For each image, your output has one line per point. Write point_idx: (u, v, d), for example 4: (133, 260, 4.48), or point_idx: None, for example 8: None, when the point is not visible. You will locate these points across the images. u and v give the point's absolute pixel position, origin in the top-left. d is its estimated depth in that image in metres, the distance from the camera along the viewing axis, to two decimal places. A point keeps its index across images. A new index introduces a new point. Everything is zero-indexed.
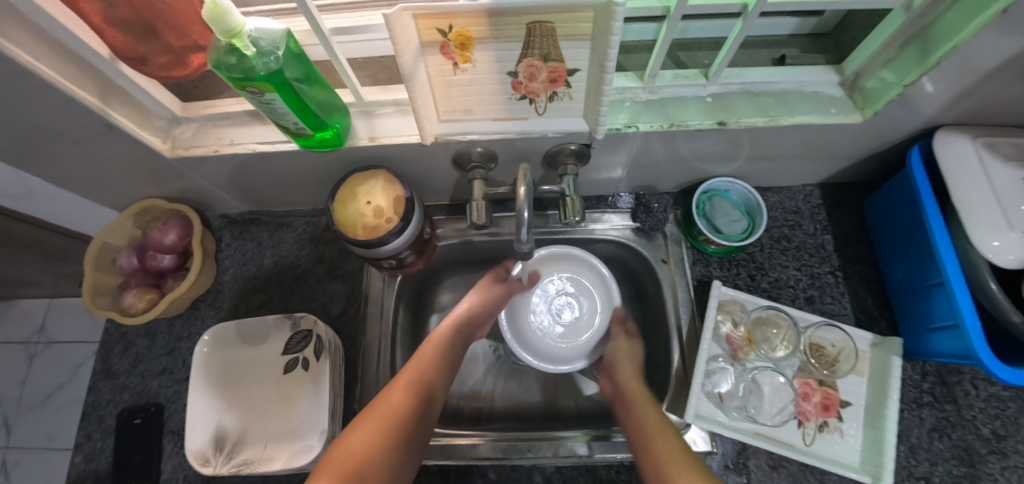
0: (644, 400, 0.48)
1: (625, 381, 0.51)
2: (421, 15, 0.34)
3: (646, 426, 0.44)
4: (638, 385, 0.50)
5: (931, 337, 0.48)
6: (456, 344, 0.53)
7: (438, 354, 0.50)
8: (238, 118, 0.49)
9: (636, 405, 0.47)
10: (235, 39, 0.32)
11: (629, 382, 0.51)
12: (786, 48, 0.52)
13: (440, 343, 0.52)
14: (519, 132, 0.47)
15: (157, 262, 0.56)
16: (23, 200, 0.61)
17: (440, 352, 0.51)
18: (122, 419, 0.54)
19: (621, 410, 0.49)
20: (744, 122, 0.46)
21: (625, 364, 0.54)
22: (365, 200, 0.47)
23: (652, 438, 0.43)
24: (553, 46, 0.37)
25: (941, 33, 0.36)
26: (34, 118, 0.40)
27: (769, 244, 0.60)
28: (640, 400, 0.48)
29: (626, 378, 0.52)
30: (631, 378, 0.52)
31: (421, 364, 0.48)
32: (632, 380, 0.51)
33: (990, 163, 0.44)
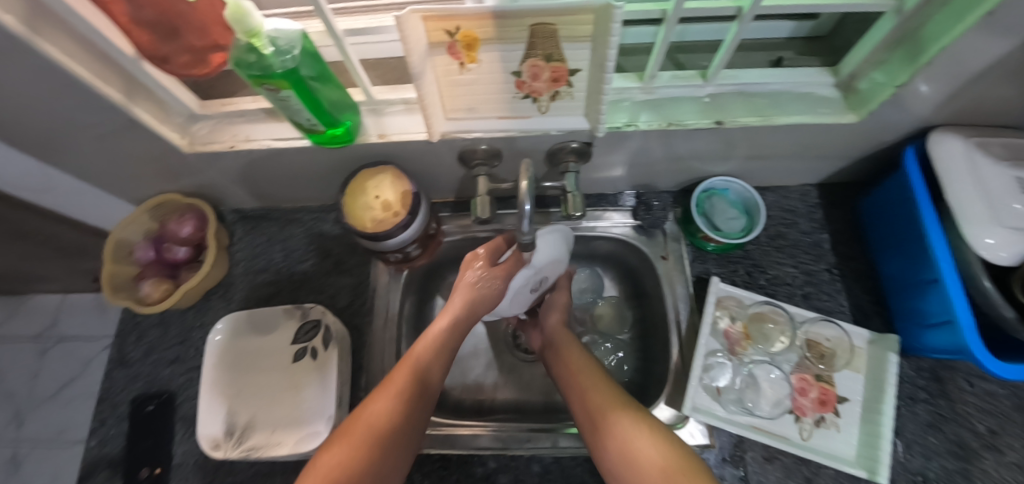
0: (572, 348, 0.53)
1: (554, 334, 0.57)
2: (429, 17, 0.36)
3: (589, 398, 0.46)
4: (564, 333, 0.56)
5: (925, 333, 0.49)
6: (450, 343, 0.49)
7: (432, 354, 0.47)
8: (253, 115, 0.51)
9: (564, 351, 0.53)
10: (255, 39, 0.34)
11: (557, 334, 0.56)
12: (782, 51, 0.54)
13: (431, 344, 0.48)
14: (523, 130, 0.49)
15: (173, 254, 0.59)
16: (45, 194, 0.64)
17: (431, 358, 0.47)
18: (136, 406, 0.56)
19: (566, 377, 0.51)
20: (739, 121, 0.47)
21: (552, 317, 0.59)
22: (373, 194, 0.49)
23: (583, 383, 0.48)
24: (555, 46, 0.39)
25: (930, 35, 0.38)
26: (62, 113, 0.43)
27: (766, 243, 0.61)
28: (568, 349, 0.53)
29: (552, 331, 0.57)
30: (558, 330, 0.57)
31: (411, 369, 0.45)
32: (558, 331, 0.57)
33: (982, 162, 0.45)
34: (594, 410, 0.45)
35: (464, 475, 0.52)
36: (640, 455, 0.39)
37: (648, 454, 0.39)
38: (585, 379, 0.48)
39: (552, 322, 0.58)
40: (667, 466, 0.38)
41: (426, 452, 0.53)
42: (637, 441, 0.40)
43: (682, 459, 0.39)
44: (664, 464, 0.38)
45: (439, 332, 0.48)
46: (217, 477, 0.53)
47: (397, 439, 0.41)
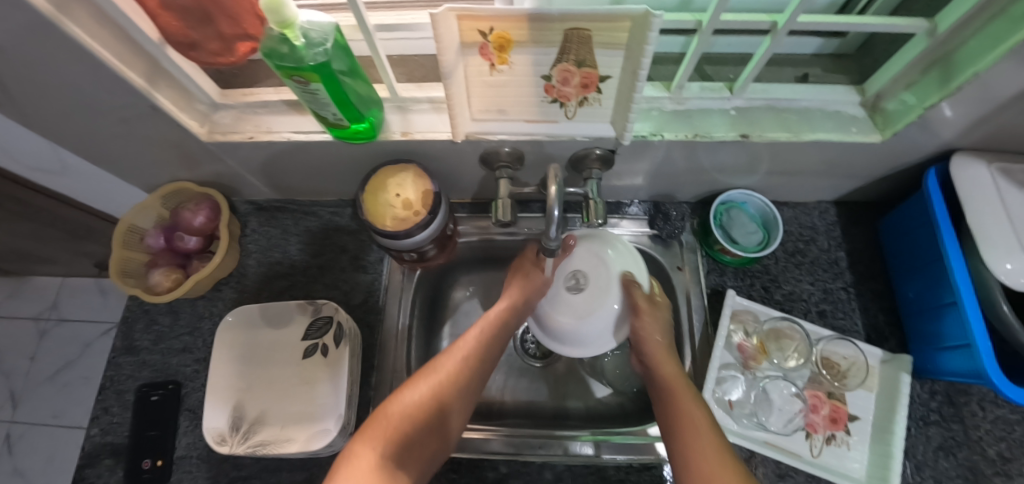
0: (682, 387, 0.45)
1: (661, 366, 0.48)
2: (464, 16, 0.36)
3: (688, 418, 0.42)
4: (675, 372, 0.47)
5: (941, 355, 0.49)
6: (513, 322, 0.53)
7: (490, 334, 0.50)
8: (275, 106, 0.51)
9: (674, 391, 0.45)
10: (288, 30, 0.34)
11: (665, 368, 0.48)
12: (809, 68, 0.54)
13: (497, 319, 0.51)
14: (550, 135, 0.49)
15: (183, 244, 0.57)
16: (57, 176, 0.63)
17: (494, 335, 0.50)
18: (140, 395, 0.55)
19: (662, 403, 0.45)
20: (767, 136, 0.47)
21: (655, 342, 0.50)
22: (394, 192, 0.48)
23: (688, 431, 0.40)
24: (589, 53, 0.39)
25: (964, 59, 0.38)
26: (83, 95, 0.42)
27: (784, 258, 0.61)
28: (678, 389, 0.45)
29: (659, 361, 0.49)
30: (665, 362, 0.49)
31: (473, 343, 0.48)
32: (668, 364, 0.48)
33: (1006, 189, 0.45)
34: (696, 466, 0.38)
35: (474, 479, 0.52)
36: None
37: None
38: (692, 423, 0.41)
39: (657, 351, 0.50)
40: None
41: None
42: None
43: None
44: None
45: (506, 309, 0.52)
46: (222, 471, 0.52)
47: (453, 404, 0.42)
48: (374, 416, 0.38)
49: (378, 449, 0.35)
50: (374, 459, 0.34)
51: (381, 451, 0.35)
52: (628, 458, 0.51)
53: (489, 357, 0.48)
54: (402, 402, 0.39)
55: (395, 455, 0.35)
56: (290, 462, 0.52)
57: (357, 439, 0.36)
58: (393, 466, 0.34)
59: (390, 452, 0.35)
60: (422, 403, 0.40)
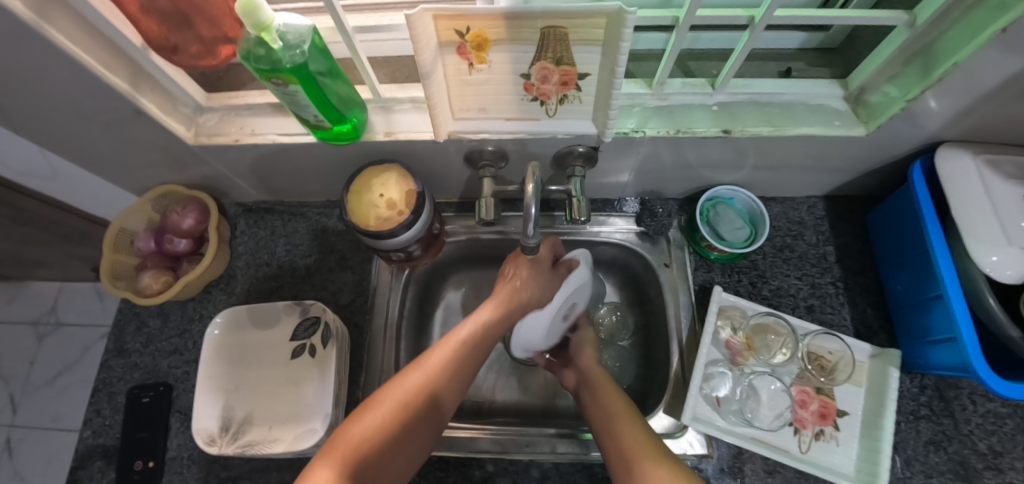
0: (609, 388, 0.49)
1: (591, 371, 0.54)
2: (440, 16, 0.36)
3: (608, 406, 0.46)
4: (602, 373, 0.53)
5: (929, 349, 0.49)
6: (498, 329, 0.48)
7: (474, 339, 0.45)
8: (260, 108, 0.51)
9: (600, 390, 0.49)
10: (264, 33, 0.34)
11: (594, 371, 0.53)
12: (793, 62, 0.54)
13: (480, 324, 0.46)
14: (532, 133, 0.49)
15: (173, 246, 0.58)
16: (48, 180, 0.63)
17: (475, 344, 0.45)
18: (131, 397, 0.56)
19: (587, 397, 0.50)
20: (749, 131, 0.47)
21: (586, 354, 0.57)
22: (378, 193, 0.48)
23: (616, 420, 0.44)
24: (566, 50, 0.39)
25: (944, 50, 0.37)
26: (67, 99, 0.42)
27: (772, 253, 0.61)
28: (606, 390, 0.49)
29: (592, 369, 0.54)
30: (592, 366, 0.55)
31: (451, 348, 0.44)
32: (596, 369, 0.54)
33: (992, 180, 0.44)
34: (627, 449, 0.40)
35: (461, 477, 0.52)
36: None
37: None
38: (619, 414, 0.44)
39: (588, 361, 0.55)
40: None
41: None
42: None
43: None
44: None
45: (488, 316, 0.47)
46: (212, 471, 0.52)
47: (419, 422, 0.38)
48: (333, 439, 0.34)
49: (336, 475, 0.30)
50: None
51: (339, 475, 0.30)
52: None
53: (468, 365, 0.44)
54: (364, 422, 0.35)
55: (354, 477, 0.31)
56: (279, 462, 0.52)
57: (314, 463, 0.32)
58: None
59: (346, 475, 0.31)
60: (385, 421, 0.36)
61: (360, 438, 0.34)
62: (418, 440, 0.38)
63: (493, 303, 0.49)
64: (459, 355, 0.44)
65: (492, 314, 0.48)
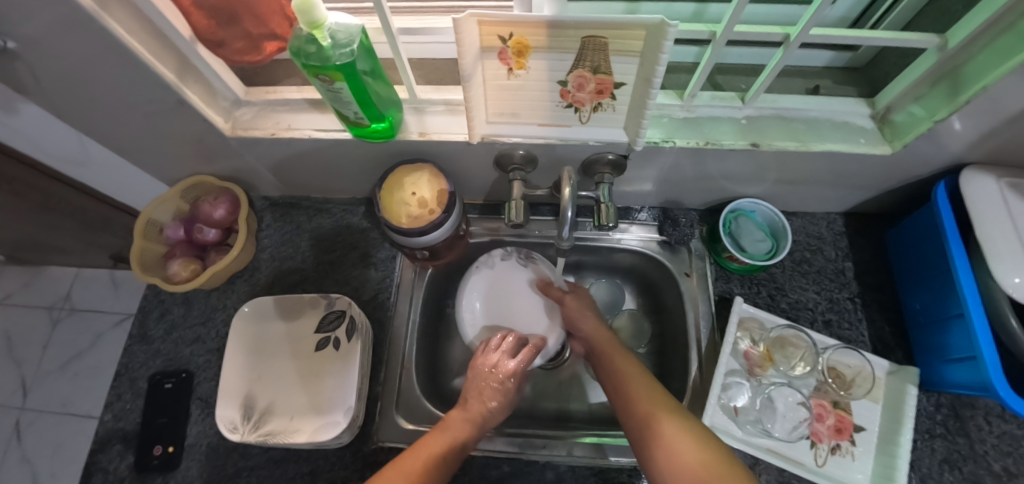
0: (615, 353, 0.52)
1: (597, 336, 0.55)
2: (485, 21, 0.37)
3: (619, 369, 0.50)
4: (606, 335, 0.55)
5: (947, 367, 0.49)
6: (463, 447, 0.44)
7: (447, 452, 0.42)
8: (297, 105, 0.53)
9: (610, 357, 0.52)
10: (316, 31, 0.35)
11: (598, 336, 0.55)
12: (819, 79, 0.55)
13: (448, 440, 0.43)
14: (562, 139, 0.50)
15: (202, 235, 0.60)
16: (81, 167, 0.65)
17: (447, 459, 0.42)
18: (154, 382, 0.56)
19: (599, 362, 0.53)
20: (776, 145, 0.48)
21: (588, 323, 0.57)
22: (410, 191, 0.49)
23: (626, 383, 0.47)
24: (604, 60, 0.40)
25: (972, 74, 0.38)
26: (115, 88, 0.44)
27: (790, 267, 0.61)
28: (614, 355, 0.52)
29: (596, 334, 0.56)
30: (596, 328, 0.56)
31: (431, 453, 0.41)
32: (602, 332, 0.56)
33: (1014, 202, 0.45)
34: (638, 412, 0.43)
35: (476, 476, 0.52)
36: (677, 457, 0.37)
37: (687, 449, 0.37)
38: (627, 376, 0.48)
39: (591, 327, 0.57)
40: (699, 463, 0.35)
41: None
42: (681, 447, 0.37)
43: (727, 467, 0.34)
44: (701, 464, 0.35)
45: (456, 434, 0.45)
46: (230, 460, 0.53)
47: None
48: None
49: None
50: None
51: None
52: (630, 460, 0.52)
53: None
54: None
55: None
56: (297, 453, 0.53)
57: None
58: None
59: None
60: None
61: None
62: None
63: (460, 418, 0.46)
64: (431, 468, 0.40)
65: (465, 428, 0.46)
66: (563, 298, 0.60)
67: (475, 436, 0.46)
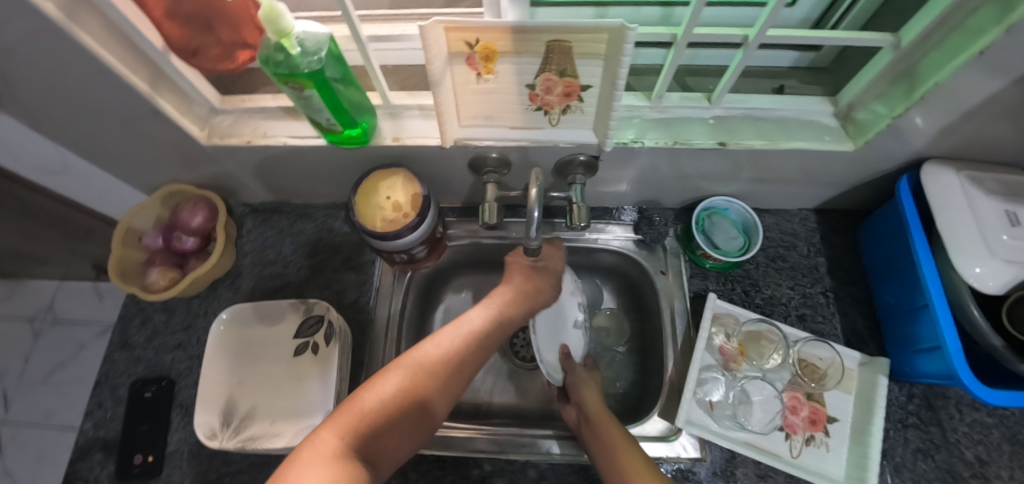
0: (610, 424, 0.47)
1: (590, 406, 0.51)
2: (451, 28, 0.38)
3: (611, 446, 0.44)
4: (602, 410, 0.50)
5: (917, 358, 0.51)
6: (508, 323, 0.48)
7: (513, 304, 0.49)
8: (273, 112, 0.53)
9: (602, 431, 0.46)
10: (285, 39, 0.36)
11: (596, 408, 0.50)
12: (785, 79, 0.56)
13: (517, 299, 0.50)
14: (535, 141, 0.51)
15: (181, 244, 0.60)
16: (59, 176, 0.65)
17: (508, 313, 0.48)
18: (134, 390, 0.56)
19: (589, 436, 0.47)
20: (743, 143, 0.49)
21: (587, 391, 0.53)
22: (385, 195, 0.50)
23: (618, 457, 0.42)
24: (569, 63, 0.41)
25: (927, 71, 0.39)
26: (88, 97, 0.44)
27: (765, 263, 0.63)
28: (610, 427, 0.46)
29: (591, 404, 0.51)
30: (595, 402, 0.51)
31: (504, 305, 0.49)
32: (595, 404, 0.51)
33: (973, 195, 0.46)
34: None
35: (459, 477, 0.52)
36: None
37: None
38: (621, 450, 0.43)
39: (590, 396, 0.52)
40: None
41: (422, 452, 0.53)
42: None
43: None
44: None
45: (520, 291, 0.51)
46: (211, 466, 0.53)
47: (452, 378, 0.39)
48: (347, 401, 0.34)
49: (343, 439, 0.30)
50: (338, 446, 0.29)
51: (347, 441, 0.30)
52: None
53: (479, 356, 0.43)
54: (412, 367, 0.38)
55: (361, 448, 0.30)
56: (278, 457, 0.53)
57: (322, 425, 0.31)
58: (359, 456, 0.29)
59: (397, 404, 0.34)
60: (411, 380, 0.36)
61: (377, 403, 0.33)
62: (427, 426, 0.37)
63: (505, 298, 0.49)
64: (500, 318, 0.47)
65: (509, 307, 0.49)
66: (575, 368, 0.56)
67: (520, 314, 0.50)
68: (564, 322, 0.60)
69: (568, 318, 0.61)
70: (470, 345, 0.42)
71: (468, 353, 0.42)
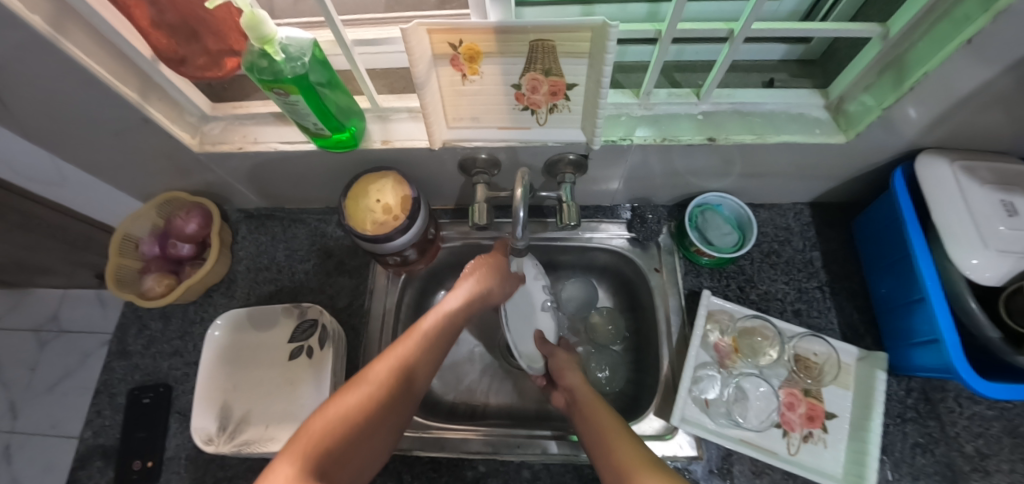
0: (598, 407, 0.47)
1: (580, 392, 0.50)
2: (434, 29, 0.38)
3: (601, 424, 0.43)
4: (590, 394, 0.49)
5: (913, 351, 0.50)
6: (457, 322, 0.46)
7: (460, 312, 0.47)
8: (263, 118, 0.53)
9: (591, 412, 0.46)
10: (268, 46, 0.36)
11: (583, 394, 0.50)
12: (775, 73, 0.55)
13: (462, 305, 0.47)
14: (522, 141, 0.51)
15: (177, 250, 0.60)
16: (57, 187, 0.66)
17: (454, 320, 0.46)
18: (132, 397, 0.57)
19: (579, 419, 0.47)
20: (732, 139, 0.49)
21: (574, 377, 0.53)
22: (375, 198, 0.51)
23: (606, 436, 0.41)
24: (554, 62, 0.41)
25: (914, 61, 0.39)
26: (79, 109, 0.45)
27: (759, 258, 0.62)
28: (598, 410, 0.46)
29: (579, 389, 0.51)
30: (584, 388, 0.51)
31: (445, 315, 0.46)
32: (582, 389, 0.51)
33: (967, 185, 0.45)
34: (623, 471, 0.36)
35: (454, 478, 0.53)
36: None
37: None
38: (608, 428, 0.42)
39: (576, 383, 0.52)
40: None
41: (416, 454, 0.53)
42: None
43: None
44: None
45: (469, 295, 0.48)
46: (208, 472, 0.53)
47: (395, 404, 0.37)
48: (304, 424, 0.33)
49: (302, 464, 0.28)
50: (294, 473, 0.27)
51: (303, 466, 0.28)
52: None
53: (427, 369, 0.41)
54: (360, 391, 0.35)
55: (321, 471, 0.29)
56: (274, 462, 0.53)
57: (281, 454, 0.29)
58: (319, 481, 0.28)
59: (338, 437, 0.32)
60: (363, 399, 0.35)
61: (331, 422, 0.32)
62: (382, 438, 0.36)
63: (460, 297, 0.48)
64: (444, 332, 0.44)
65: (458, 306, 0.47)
66: (556, 353, 0.57)
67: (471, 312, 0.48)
68: (529, 306, 0.60)
69: (535, 303, 0.60)
70: (420, 351, 0.41)
71: (421, 359, 0.41)
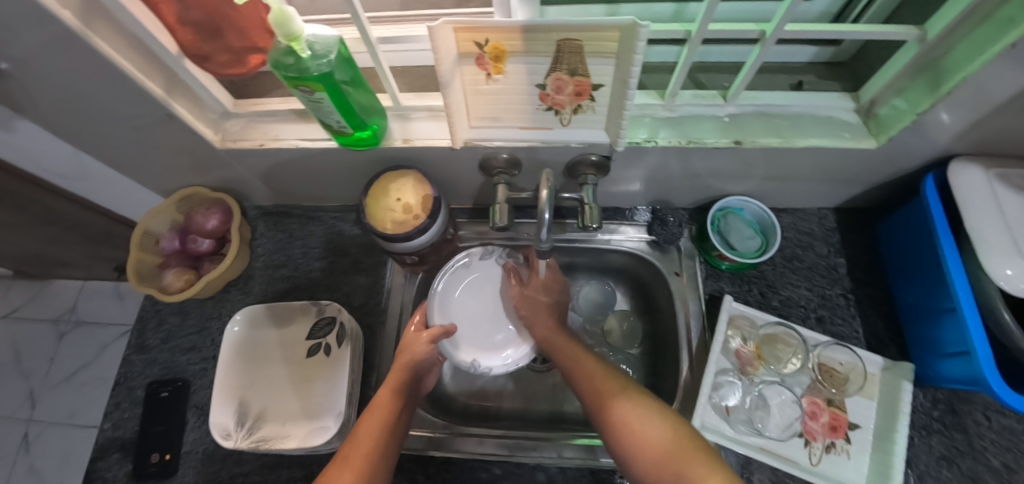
0: (559, 338, 0.54)
1: (536, 327, 0.56)
2: (460, 28, 0.37)
3: (567, 353, 0.52)
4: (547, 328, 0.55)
5: (942, 362, 0.49)
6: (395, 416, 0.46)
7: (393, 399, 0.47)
8: (283, 115, 0.53)
9: (555, 345, 0.54)
10: (295, 43, 0.36)
11: (544, 331, 0.55)
12: (803, 75, 0.54)
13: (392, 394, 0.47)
14: (544, 141, 0.50)
15: (197, 245, 0.61)
16: (78, 181, 0.66)
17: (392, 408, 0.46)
18: (151, 391, 0.57)
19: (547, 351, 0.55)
20: (759, 142, 0.48)
21: (529, 310, 0.57)
22: (395, 197, 0.51)
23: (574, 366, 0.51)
24: (580, 62, 0.40)
25: (951, 65, 0.38)
26: (103, 104, 0.45)
27: (781, 264, 0.61)
28: (559, 340, 0.54)
29: (536, 324, 0.56)
30: (540, 322, 0.56)
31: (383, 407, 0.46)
32: (541, 325, 0.56)
33: (1002, 192, 0.44)
34: (595, 394, 0.47)
35: (467, 479, 0.52)
36: (640, 436, 0.40)
37: (638, 424, 0.41)
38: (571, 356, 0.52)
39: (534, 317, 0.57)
40: (658, 429, 0.41)
41: (431, 454, 0.53)
42: (641, 424, 0.41)
43: (686, 437, 0.40)
44: (659, 441, 0.39)
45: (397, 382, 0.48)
46: (224, 466, 0.53)
47: None
48: None
49: None
50: None
51: None
52: None
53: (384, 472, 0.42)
54: None
55: None
56: (289, 459, 0.53)
57: None
58: None
59: None
60: None
61: None
62: None
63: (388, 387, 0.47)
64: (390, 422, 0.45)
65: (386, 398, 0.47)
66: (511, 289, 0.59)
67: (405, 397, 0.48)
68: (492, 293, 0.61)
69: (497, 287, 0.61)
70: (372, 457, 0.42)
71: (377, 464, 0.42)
